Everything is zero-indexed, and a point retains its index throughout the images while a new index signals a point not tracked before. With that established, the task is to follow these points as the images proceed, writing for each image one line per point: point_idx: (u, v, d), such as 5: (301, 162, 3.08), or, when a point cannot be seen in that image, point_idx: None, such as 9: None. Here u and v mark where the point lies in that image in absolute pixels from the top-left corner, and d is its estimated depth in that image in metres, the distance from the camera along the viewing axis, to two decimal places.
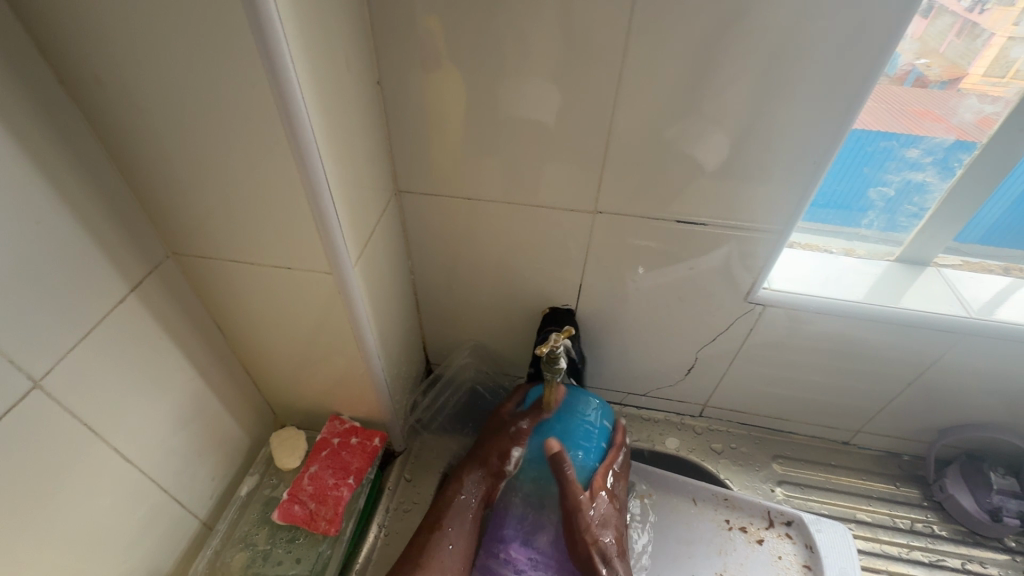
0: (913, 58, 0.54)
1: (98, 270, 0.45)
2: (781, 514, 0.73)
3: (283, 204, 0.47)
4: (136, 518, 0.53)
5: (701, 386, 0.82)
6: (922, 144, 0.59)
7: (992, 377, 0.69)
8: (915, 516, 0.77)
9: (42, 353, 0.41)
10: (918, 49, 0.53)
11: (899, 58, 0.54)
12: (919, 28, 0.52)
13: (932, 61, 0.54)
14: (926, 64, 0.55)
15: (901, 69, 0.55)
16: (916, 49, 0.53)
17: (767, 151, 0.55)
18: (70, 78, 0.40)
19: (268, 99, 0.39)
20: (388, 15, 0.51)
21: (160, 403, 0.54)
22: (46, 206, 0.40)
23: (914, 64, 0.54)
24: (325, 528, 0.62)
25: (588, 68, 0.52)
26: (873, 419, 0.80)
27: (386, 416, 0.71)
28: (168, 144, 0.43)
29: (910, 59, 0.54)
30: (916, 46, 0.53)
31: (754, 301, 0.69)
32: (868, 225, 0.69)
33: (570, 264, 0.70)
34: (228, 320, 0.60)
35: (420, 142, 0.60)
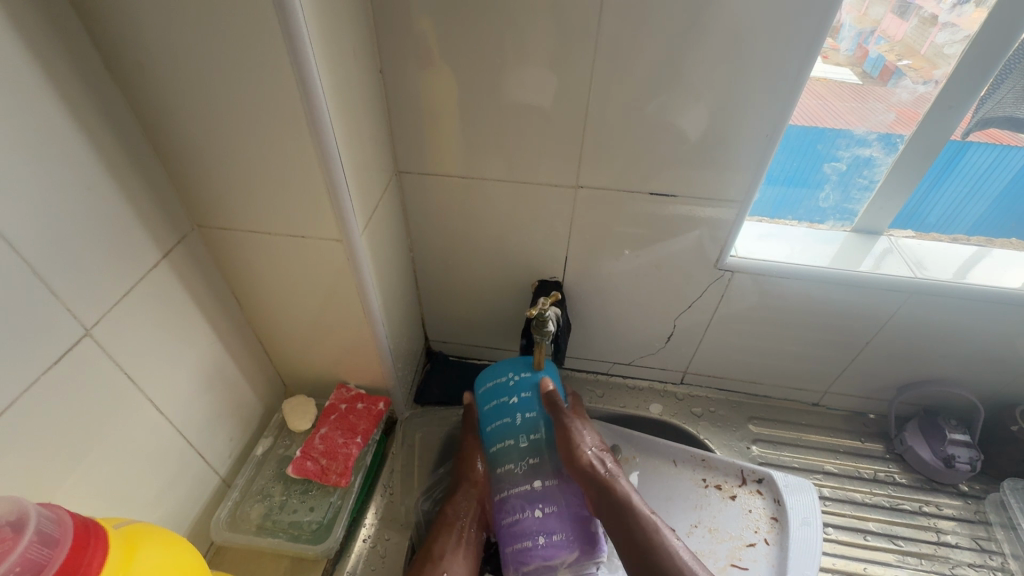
0: (896, 58, 0.64)
1: (136, 235, 0.50)
2: (753, 472, 0.78)
3: (298, 177, 0.52)
4: (166, 466, 0.59)
5: (681, 353, 0.89)
6: (865, 126, 0.68)
7: (941, 334, 0.76)
8: (878, 467, 0.83)
9: (91, 305, 0.47)
10: (900, 50, 0.63)
11: (883, 57, 0.64)
12: (899, 31, 0.62)
13: (913, 62, 0.63)
14: (908, 65, 0.64)
15: (885, 69, 0.65)
16: (899, 51, 0.63)
17: (727, 127, 0.62)
18: (115, 64, 0.46)
19: (290, 79, 0.45)
20: (388, 9, 0.57)
21: (187, 362, 0.59)
22: (95, 176, 0.45)
23: (898, 64, 0.64)
24: (336, 481, 0.67)
25: (567, 56, 0.58)
26: (839, 379, 0.86)
27: (389, 382, 0.77)
28: (197, 122, 0.49)
29: (891, 58, 0.64)
30: (897, 47, 0.63)
31: (724, 268, 0.75)
32: (824, 199, 0.76)
33: (556, 238, 0.76)
34: (245, 291, 0.66)
35: (418, 125, 0.67)
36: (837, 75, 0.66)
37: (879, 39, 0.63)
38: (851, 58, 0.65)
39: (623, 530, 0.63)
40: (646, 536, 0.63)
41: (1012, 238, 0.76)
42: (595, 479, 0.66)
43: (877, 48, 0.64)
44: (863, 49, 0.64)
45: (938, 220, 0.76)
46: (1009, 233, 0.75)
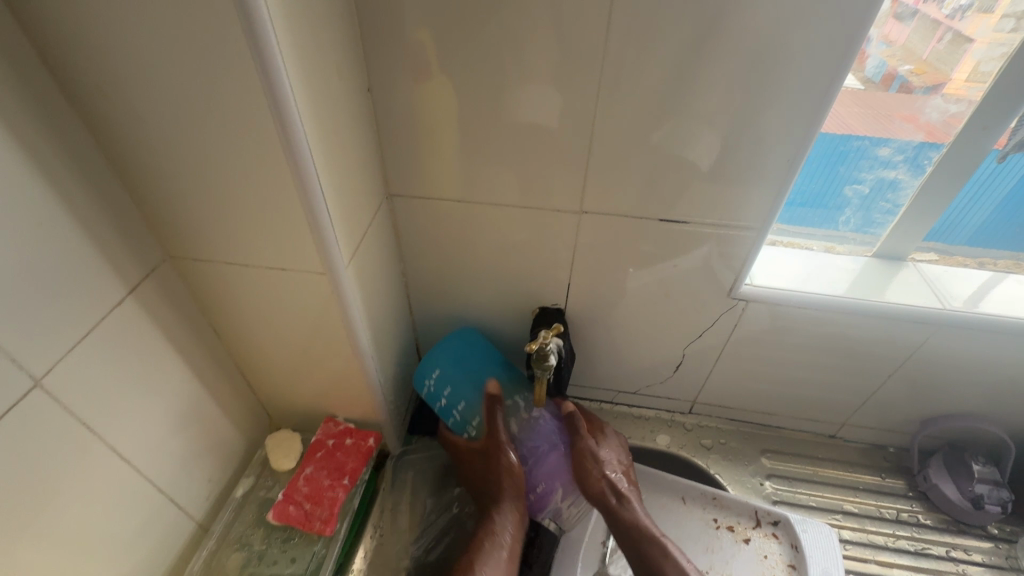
0: (897, 64, 0.58)
1: (97, 272, 0.46)
2: (768, 513, 0.73)
3: (276, 207, 0.48)
4: (134, 518, 0.54)
5: (690, 382, 0.84)
6: (894, 143, 0.62)
7: (970, 366, 0.71)
8: (900, 506, 0.78)
9: (42, 352, 0.42)
10: (901, 55, 0.57)
11: (883, 63, 0.58)
12: (900, 35, 0.56)
13: (914, 67, 0.58)
14: (909, 71, 0.58)
15: (885, 75, 0.58)
16: (900, 56, 0.57)
17: (742, 150, 0.57)
18: (72, 88, 0.42)
19: (263, 105, 0.41)
20: (377, 25, 0.53)
21: (157, 404, 0.55)
22: (47, 210, 0.41)
23: (899, 69, 0.58)
24: (321, 528, 0.63)
25: (571, 73, 0.54)
26: (858, 411, 0.81)
27: (380, 416, 0.72)
28: (164, 149, 0.45)
29: (894, 64, 0.58)
30: (898, 53, 0.57)
31: (737, 297, 0.70)
32: (845, 223, 0.71)
33: (559, 264, 0.71)
34: (224, 323, 0.61)
35: (410, 146, 0.62)
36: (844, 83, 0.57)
37: (880, 44, 0.56)
38: (852, 64, 0.57)
39: (625, 532, 0.66)
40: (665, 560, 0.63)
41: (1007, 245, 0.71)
42: (613, 503, 0.66)
43: (878, 53, 0.57)
44: (864, 54, 0.56)
45: (940, 226, 0.70)
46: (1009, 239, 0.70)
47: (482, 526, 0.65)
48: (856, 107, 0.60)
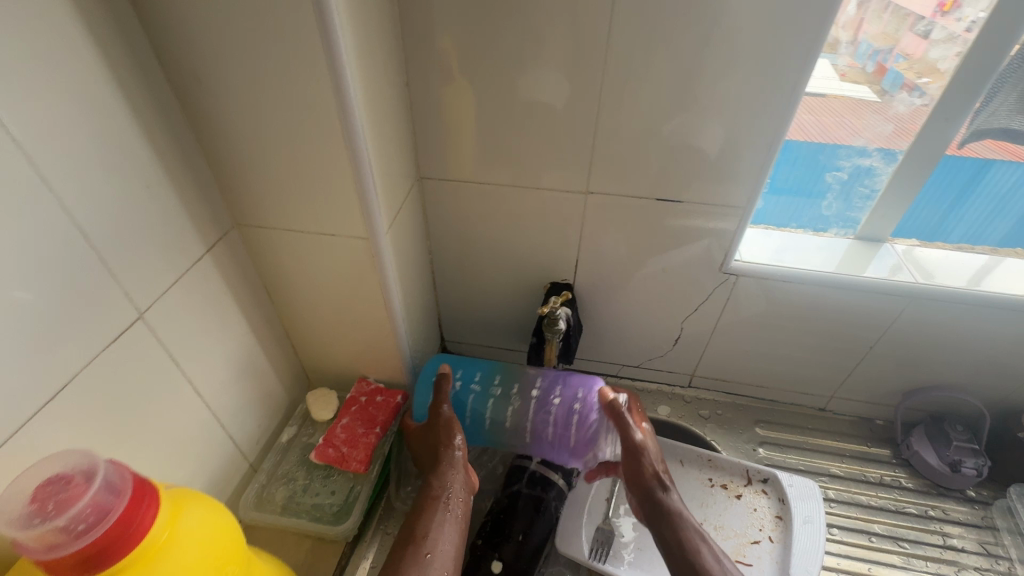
0: (914, 76, 0.66)
1: (184, 230, 0.56)
2: (759, 472, 0.80)
3: (330, 179, 0.57)
4: (201, 446, 0.63)
5: (689, 356, 0.91)
6: (863, 136, 0.71)
7: (944, 338, 0.78)
8: (884, 471, 0.84)
9: (145, 290, 0.52)
10: (919, 68, 0.65)
11: (901, 75, 0.66)
12: (918, 49, 0.64)
13: (932, 80, 0.64)
14: (927, 83, 0.65)
15: (904, 87, 0.67)
16: (918, 69, 0.65)
17: (728, 136, 0.65)
18: (175, 77, 0.52)
19: (328, 91, 0.50)
20: (415, 28, 0.62)
21: (223, 349, 0.64)
22: (152, 175, 0.51)
23: (916, 81, 0.66)
24: (357, 467, 0.71)
25: (580, 69, 0.63)
26: (845, 384, 0.88)
27: (407, 377, 0.81)
28: (243, 128, 0.55)
29: (911, 76, 0.66)
30: (916, 65, 0.65)
31: (729, 272, 0.78)
32: (828, 207, 0.79)
33: (568, 242, 0.80)
34: (276, 285, 0.70)
35: (439, 133, 0.71)
36: (853, 92, 0.69)
37: (898, 56, 0.66)
38: (867, 75, 0.68)
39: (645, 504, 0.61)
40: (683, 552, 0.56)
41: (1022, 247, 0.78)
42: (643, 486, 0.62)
43: (895, 65, 0.66)
44: (881, 66, 0.67)
45: (959, 238, 0.79)
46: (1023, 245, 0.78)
47: (436, 480, 0.63)
48: (823, 108, 0.69)
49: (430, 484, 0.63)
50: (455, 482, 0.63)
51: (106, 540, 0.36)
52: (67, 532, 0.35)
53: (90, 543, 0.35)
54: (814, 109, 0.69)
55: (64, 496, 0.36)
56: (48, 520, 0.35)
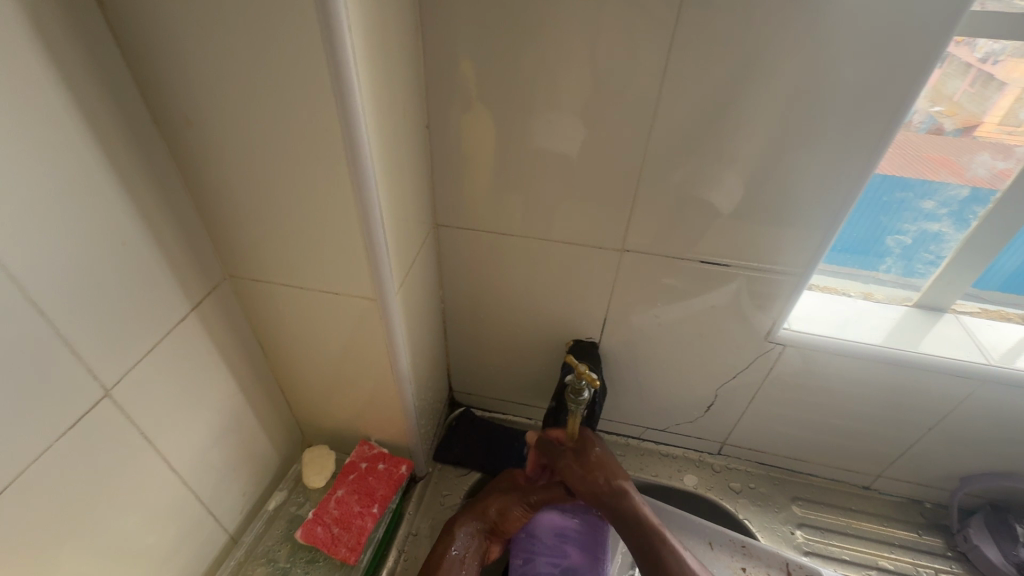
0: (925, 106, 0.57)
1: (166, 290, 0.49)
2: (801, 565, 0.71)
3: (337, 235, 0.51)
4: (175, 528, 0.55)
5: (721, 423, 0.83)
6: (936, 199, 0.62)
7: (1014, 426, 0.69)
8: (938, 566, 0.76)
9: (115, 363, 0.45)
10: (930, 97, 0.56)
11: (913, 106, 0.57)
12: (931, 78, 0.55)
13: (945, 109, 0.57)
14: (939, 112, 0.57)
15: (915, 117, 0.58)
16: (930, 97, 0.56)
17: (785, 199, 0.58)
18: (165, 121, 0.46)
19: (338, 142, 0.44)
20: (439, 68, 0.56)
21: (204, 416, 0.57)
22: (131, 231, 0.44)
23: (929, 110, 0.57)
24: (345, 556, 0.62)
25: (618, 118, 0.56)
26: (895, 464, 0.79)
27: (411, 442, 0.73)
28: (239, 176, 0.48)
29: (923, 106, 0.57)
30: (931, 95, 0.56)
31: (774, 341, 0.70)
32: (885, 270, 0.71)
33: (595, 299, 0.73)
34: (272, 341, 0.63)
35: (459, 179, 0.65)
36: None
37: None
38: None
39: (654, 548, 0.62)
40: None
41: None
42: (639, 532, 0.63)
43: None
44: None
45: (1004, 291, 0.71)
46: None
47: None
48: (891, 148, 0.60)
49: None
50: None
51: None
52: None
53: None
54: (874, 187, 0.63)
55: None
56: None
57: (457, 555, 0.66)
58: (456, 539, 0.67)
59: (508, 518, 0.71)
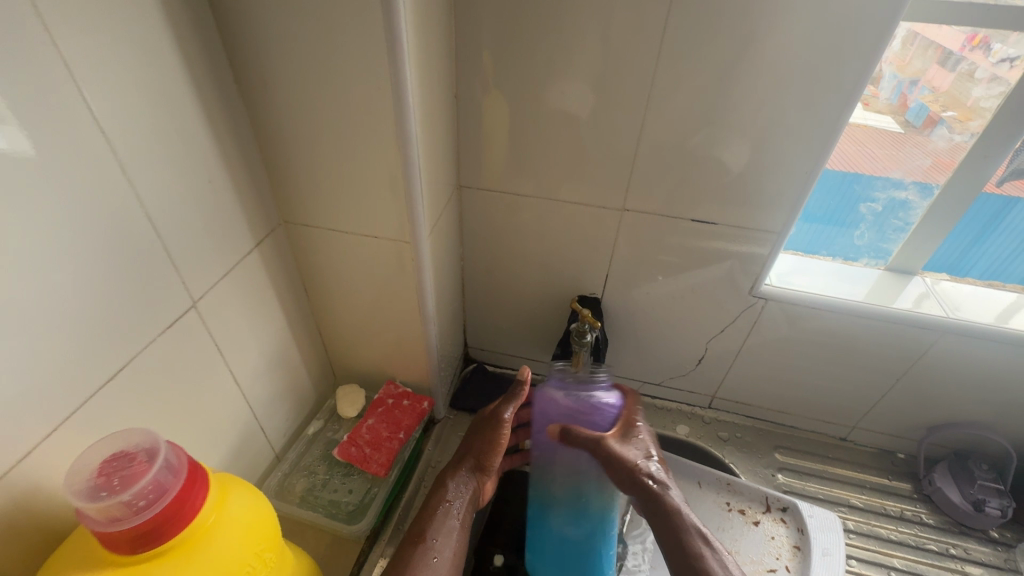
0: (941, 109, 0.67)
1: (237, 225, 0.58)
2: (778, 500, 0.79)
3: (379, 183, 0.59)
4: (235, 435, 0.64)
5: (711, 378, 0.91)
6: (900, 168, 0.71)
7: (973, 376, 0.77)
8: (905, 506, 0.83)
9: (200, 280, 0.54)
10: (945, 102, 0.67)
11: (926, 108, 0.68)
12: (944, 82, 0.66)
13: (959, 113, 0.66)
14: (954, 117, 0.67)
15: (929, 119, 0.69)
16: (945, 102, 0.67)
17: (768, 163, 0.66)
18: (242, 79, 0.54)
19: (388, 99, 0.52)
20: (468, 42, 0.65)
21: (259, 341, 0.66)
22: (214, 171, 0.53)
23: (942, 114, 0.68)
24: (377, 470, 0.71)
25: (624, 88, 0.64)
26: (868, 415, 0.87)
27: (433, 382, 0.82)
28: (300, 129, 0.57)
29: (938, 109, 0.68)
30: (943, 99, 0.67)
31: (757, 296, 0.78)
32: (860, 237, 0.79)
33: (598, 258, 0.81)
34: (315, 283, 0.73)
35: (481, 144, 0.73)
36: (878, 121, 0.70)
37: (923, 88, 0.68)
38: (891, 108, 0.69)
39: (654, 509, 0.61)
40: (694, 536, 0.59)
41: None
42: (641, 492, 0.61)
43: (920, 97, 0.68)
44: (906, 97, 0.69)
45: (961, 262, 0.79)
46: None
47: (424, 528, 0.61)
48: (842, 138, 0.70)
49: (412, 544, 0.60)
50: (441, 525, 0.62)
51: (153, 523, 0.36)
52: (126, 509, 0.35)
53: (146, 522, 0.36)
54: (844, 158, 0.72)
55: (127, 473, 0.36)
56: (113, 494, 0.35)
57: (450, 505, 0.64)
58: (448, 491, 0.65)
59: (492, 453, 0.68)
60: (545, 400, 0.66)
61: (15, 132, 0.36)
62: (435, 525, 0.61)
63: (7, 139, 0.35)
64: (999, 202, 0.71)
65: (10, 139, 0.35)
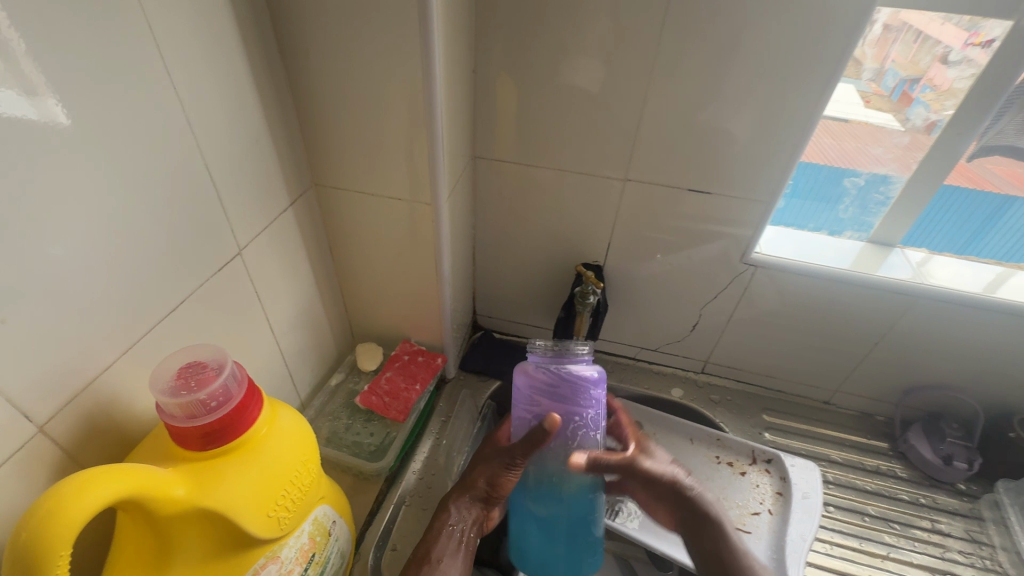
0: (940, 107, 0.72)
1: (274, 183, 0.64)
2: (763, 452, 0.85)
3: (403, 146, 0.65)
4: (269, 378, 0.70)
5: (704, 343, 0.97)
6: (882, 145, 0.78)
7: (946, 340, 0.84)
8: (881, 461, 0.90)
9: (244, 230, 0.60)
10: (945, 99, 0.71)
11: (927, 105, 0.73)
12: (945, 81, 0.70)
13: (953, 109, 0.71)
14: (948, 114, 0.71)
15: (929, 117, 0.73)
16: (945, 100, 0.71)
17: (760, 136, 0.72)
18: (284, 47, 0.60)
19: (416, 66, 0.58)
20: (486, 18, 0.70)
21: (290, 293, 0.72)
22: (256, 131, 0.59)
23: (940, 111, 0.72)
24: (395, 416, 0.77)
25: (629, 63, 0.69)
26: (849, 379, 0.94)
27: (445, 341, 0.88)
28: (334, 95, 0.62)
29: (937, 106, 0.72)
30: (944, 96, 0.71)
31: (748, 263, 0.84)
32: (844, 211, 0.86)
33: (601, 227, 0.86)
34: (339, 243, 0.78)
35: (495, 116, 0.79)
36: (877, 119, 0.76)
37: (924, 87, 0.72)
38: (893, 104, 0.75)
39: (683, 507, 0.67)
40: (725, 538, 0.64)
41: None
42: (675, 492, 0.68)
43: (922, 95, 0.73)
44: (907, 95, 0.74)
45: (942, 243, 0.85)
46: (999, 255, 0.85)
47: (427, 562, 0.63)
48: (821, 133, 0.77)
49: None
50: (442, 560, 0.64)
51: (220, 423, 0.42)
52: (200, 405, 0.42)
53: (214, 420, 0.42)
54: (830, 133, 0.78)
55: (201, 377, 0.43)
56: (190, 391, 0.42)
57: (455, 531, 0.66)
58: (450, 516, 0.67)
59: (498, 491, 0.68)
60: (524, 379, 0.67)
61: (48, 104, 0.38)
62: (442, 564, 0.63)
63: (38, 109, 0.37)
64: (958, 190, 0.79)
65: (43, 112, 0.38)
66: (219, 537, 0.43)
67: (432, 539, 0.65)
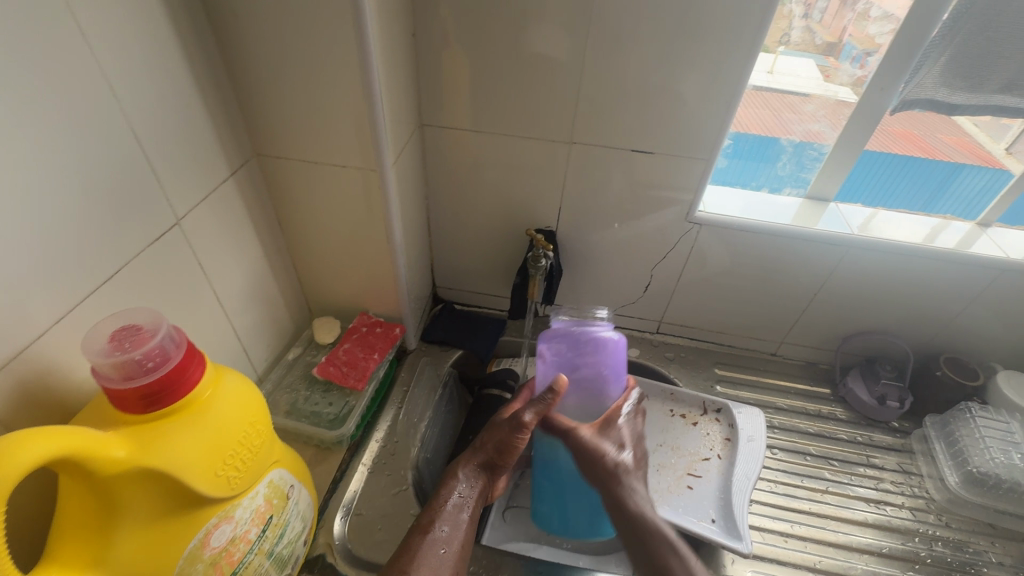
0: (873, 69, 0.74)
1: (211, 152, 0.62)
2: (713, 403, 0.89)
3: (343, 111, 0.64)
4: (220, 352, 0.70)
5: (657, 303, 1.01)
6: (813, 102, 0.81)
7: (877, 288, 0.89)
8: (823, 406, 0.96)
9: (181, 199, 0.59)
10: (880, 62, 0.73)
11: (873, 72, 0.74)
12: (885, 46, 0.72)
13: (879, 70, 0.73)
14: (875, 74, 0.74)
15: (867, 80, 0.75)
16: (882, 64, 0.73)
17: (698, 95, 0.73)
18: (210, 8, 0.58)
19: (348, 26, 0.57)
20: None
21: (238, 266, 0.71)
22: (186, 97, 0.58)
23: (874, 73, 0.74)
24: (354, 384, 0.78)
25: (568, 24, 0.70)
26: (793, 330, 0.99)
27: (403, 311, 0.88)
28: (267, 59, 0.61)
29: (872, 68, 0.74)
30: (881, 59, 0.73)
31: (693, 221, 0.86)
32: (783, 168, 0.89)
33: (551, 192, 0.88)
34: (286, 215, 0.78)
35: (439, 82, 0.78)
36: (834, 92, 0.79)
37: (873, 56, 0.74)
38: (852, 75, 0.77)
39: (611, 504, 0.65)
40: (649, 539, 0.60)
41: (967, 215, 0.89)
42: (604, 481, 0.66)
43: (870, 63, 0.74)
44: (864, 65, 0.75)
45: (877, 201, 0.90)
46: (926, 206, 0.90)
47: (421, 531, 0.59)
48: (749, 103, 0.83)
49: (405, 547, 0.57)
50: (439, 528, 0.60)
51: (160, 383, 0.42)
52: (137, 366, 0.42)
53: (153, 381, 0.42)
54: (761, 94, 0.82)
55: (137, 338, 0.44)
56: (125, 351, 0.43)
57: (460, 499, 0.63)
58: (457, 484, 0.65)
59: (506, 453, 0.67)
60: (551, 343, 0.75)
61: None
62: (439, 532, 0.59)
63: None
64: (879, 155, 0.85)
65: None
66: (168, 497, 0.44)
67: (430, 506, 0.62)
